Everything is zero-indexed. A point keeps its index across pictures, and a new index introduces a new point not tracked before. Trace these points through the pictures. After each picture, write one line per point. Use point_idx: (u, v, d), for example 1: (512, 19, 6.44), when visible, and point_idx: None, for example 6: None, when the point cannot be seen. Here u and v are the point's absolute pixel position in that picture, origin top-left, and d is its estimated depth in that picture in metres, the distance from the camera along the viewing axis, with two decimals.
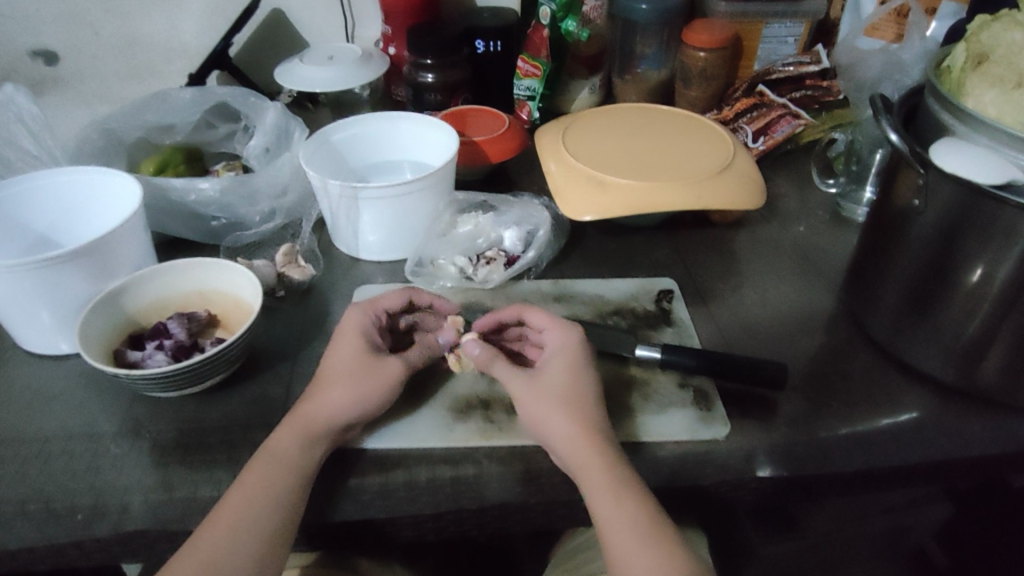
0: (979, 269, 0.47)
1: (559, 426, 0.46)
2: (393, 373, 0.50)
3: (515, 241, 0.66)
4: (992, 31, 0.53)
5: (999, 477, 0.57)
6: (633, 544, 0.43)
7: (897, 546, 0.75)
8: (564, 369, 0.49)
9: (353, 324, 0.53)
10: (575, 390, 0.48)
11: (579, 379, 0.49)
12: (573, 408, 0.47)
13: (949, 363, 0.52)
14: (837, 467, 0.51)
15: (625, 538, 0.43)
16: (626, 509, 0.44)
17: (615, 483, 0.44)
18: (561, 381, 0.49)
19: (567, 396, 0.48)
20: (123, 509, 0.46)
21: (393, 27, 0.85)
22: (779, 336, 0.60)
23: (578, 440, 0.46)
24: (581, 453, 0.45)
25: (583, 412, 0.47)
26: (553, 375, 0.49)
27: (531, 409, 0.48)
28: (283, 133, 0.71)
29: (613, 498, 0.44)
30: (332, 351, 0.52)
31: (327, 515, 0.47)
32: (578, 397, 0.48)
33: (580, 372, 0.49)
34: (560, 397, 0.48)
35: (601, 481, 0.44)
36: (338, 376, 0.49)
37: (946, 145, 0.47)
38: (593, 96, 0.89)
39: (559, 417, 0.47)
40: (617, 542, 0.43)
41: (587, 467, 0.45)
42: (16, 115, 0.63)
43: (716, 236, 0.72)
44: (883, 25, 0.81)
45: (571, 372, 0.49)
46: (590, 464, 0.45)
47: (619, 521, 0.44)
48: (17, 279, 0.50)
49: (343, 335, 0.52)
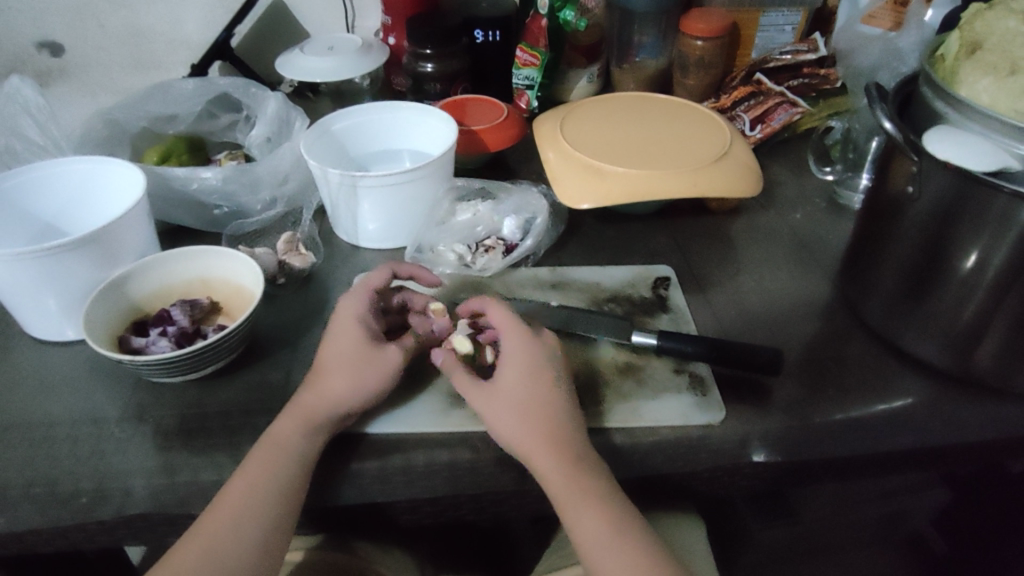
0: (974, 255, 0.47)
1: (517, 434, 0.47)
2: (393, 365, 0.51)
3: (514, 229, 0.67)
4: (986, 19, 0.53)
5: (994, 462, 0.58)
6: (601, 547, 0.44)
7: (893, 533, 0.77)
8: (524, 377, 0.49)
9: (348, 312, 0.53)
10: (533, 394, 0.48)
11: (542, 384, 0.49)
12: (531, 415, 0.47)
13: (944, 349, 0.52)
14: (832, 453, 0.51)
15: (592, 539, 0.45)
16: (595, 511, 0.45)
17: (578, 488, 0.45)
18: (522, 389, 0.49)
19: (523, 403, 0.48)
20: (126, 493, 0.47)
21: (392, 17, 0.86)
22: (775, 324, 0.60)
23: (541, 447, 0.46)
24: (541, 459, 0.46)
25: (542, 417, 0.47)
26: (511, 380, 0.49)
27: (491, 416, 0.48)
28: (284, 123, 0.72)
29: (576, 502, 0.45)
30: (328, 339, 0.52)
31: (324, 499, 0.48)
32: (535, 403, 0.48)
33: (535, 377, 0.49)
34: (522, 404, 0.48)
35: (561, 485, 0.45)
36: (334, 363, 0.50)
37: (941, 133, 0.48)
38: (592, 84, 0.90)
39: (517, 425, 0.47)
40: (586, 541, 0.45)
41: (551, 473, 0.45)
42: (22, 106, 0.64)
43: (713, 224, 0.72)
44: (880, 15, 0.81)
45: (530, 378, 0.49)
46: (552, 470, 0.45)
47: (587, 523, 0.45)
48: (23, 266, 0.51)
49: (338, 323, 0.52)
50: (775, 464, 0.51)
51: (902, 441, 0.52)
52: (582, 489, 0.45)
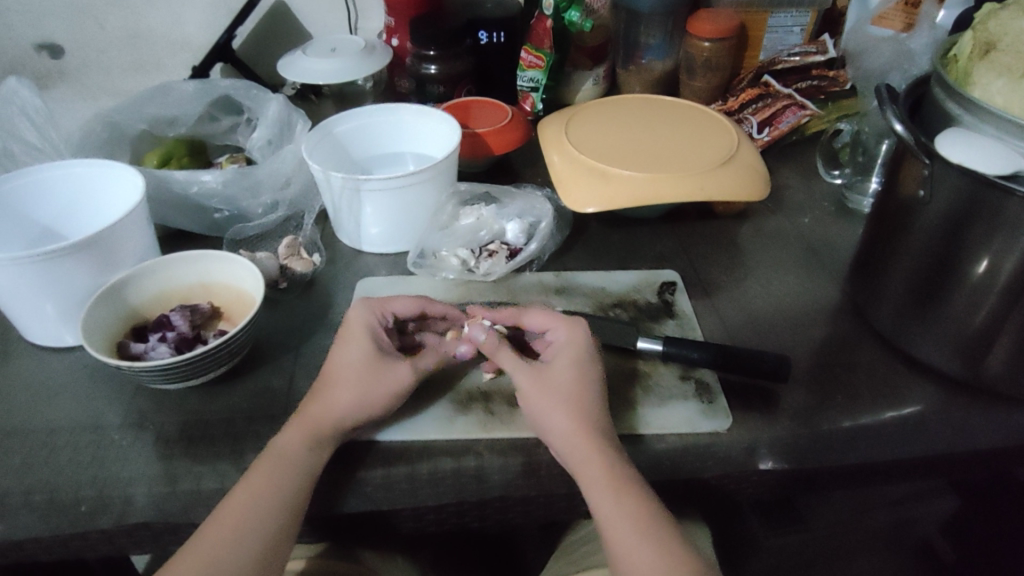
0: (985, 261, 0.46)
1: (562, 423, 0.46)
2: (404, 383, 0.50)
3: (518, 233, 0.66)
4: (999, 19, 0.52)
5: (1006, 468, 0.57)
6: (638, 544, 0.43)
7: (904, 540, 0.76)
8: (571, 366, 0.49)
9: (357, 322, 0.52)
10: (581, 389, 0.48)
11: (585, 378, 0.49)
12: (578, 406, 0.47)
13: (955, 355, 0.51)
14: (840, 459, 0.50)
15: (629, 534, 0.43)
16: (627, 507, 0.44)
17: (619, 480, 0.45)
18: (567, 378, 0.48)
19: (573, 395, 0.47)
20: (127, 502, 0.46)
21: (395, 19, 0.85)
22: (784, 328, 0.59)
23: (582, 439, 0.46)
24: (586, 450, 0.45)
25: (590, 410, 0.47)
26: (561, 371, 0.49)
27: (533, 404, 0.48)
28: (285, 126, 0.71)
29: (617, 493, 0.44)
30: (338, 348, 0.51)
31: (330, 507, 0.47)
32: (583, 396, 0.48)
33: (585, 371, 0.49)
34: (565, 393, 0.48)
35: (604, 476, 0.44)
36: (342, 373, 0.49)
37: (952, 137, 0.46)
38: (597, 87, 0.88)
39: (565, 414, 0.47)
40: (616, 539, 0.44)
41: (590, 464, 0.45)
42: (20, 108, 0.64)
43: (720, 228, 0.72)
44: (891, 15, 0.81)
45: (580, 371, 0.49)
46: (593, 463, 0.45)
47: (620, 519, 0.44)
48: (20, 271, 0.50)
49: (347, 334, 0.51)
50: (781, 471, 0.50)
51: (914, 448, 0.51)
52: (619, 482, 0.44)
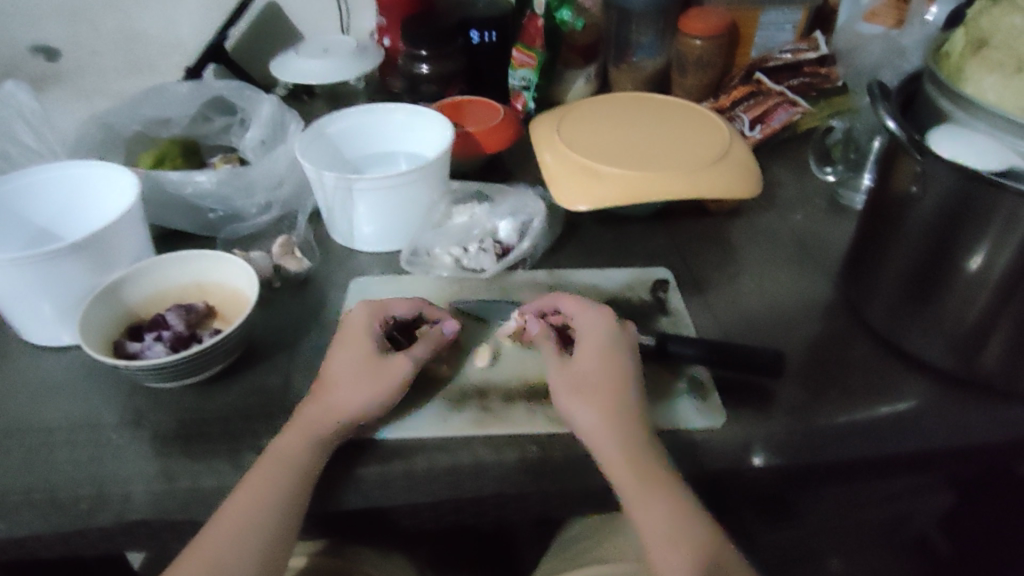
0: (980, 256, 0.46)
1: (588, 415, 0.47)
2: (398, 379, 0.49)
3: (510, 231, 0.67)
4: (990, 16, 0.51)
5: (1003, 464, 0.57)
6: (668, 541, 0.43)
7: (900, 535, 0.76)
8: (596, 357, 0.50)
9: (355, 324, 0.53)
10: (609, 380, 0.48)
11: (613, 365, 0.49)
12: (599, 397, 0.48)
13: (947, 350, 0.51)
14: (833, 454, 0.51)
15: (661, 531, 0.44)
16: (653, 502, 0.44)
17: (648, 473, 0.45)
18: (593, 369, 0.49)
19: (599, 386, 0.48)
20: (125, 499, 0.47)
21: (387, 18, 0.85)
22: (777, 324, 0.60)
23: (608, 429, 0.46)
24: (613, 444, 0.46)
25: (617, 401, 0.47)
26: (586, 360, 0.50)
27: (563, 397, 0.49)
28: (279, 125, 0.71)
29: (648, 486, 0.45)
30: (337, 354, 0.51)
31: (328, 503, 0.48)
32: (610, 386, 0.48)
33: (614, 360, 0.49)
34: (593, 387, 0.48)
35: (632, 472, 0.45)
36: (341, 376, 0.49)
37: (947, 135, 0.47)
38: (589, 85, 0.89)
39: (589, 407, 0.47)
40: (649, 534, 0.44)
41: (614, 459, 0.45)
42: (16, 110, 0.64)
43: (713, 225, 0.72)
44: (882, 11, 0.81)
45: (605, 359, 0.49)
46: (620, 456, 0.45)
47: (649, 515, 0.44)
48: (20, 271, 0.51)
49: (347, 336, 0.52)
50: (779, 466, 0.50)
51: (907, 442, 0.51)
52: (648, 478, 0.45)
